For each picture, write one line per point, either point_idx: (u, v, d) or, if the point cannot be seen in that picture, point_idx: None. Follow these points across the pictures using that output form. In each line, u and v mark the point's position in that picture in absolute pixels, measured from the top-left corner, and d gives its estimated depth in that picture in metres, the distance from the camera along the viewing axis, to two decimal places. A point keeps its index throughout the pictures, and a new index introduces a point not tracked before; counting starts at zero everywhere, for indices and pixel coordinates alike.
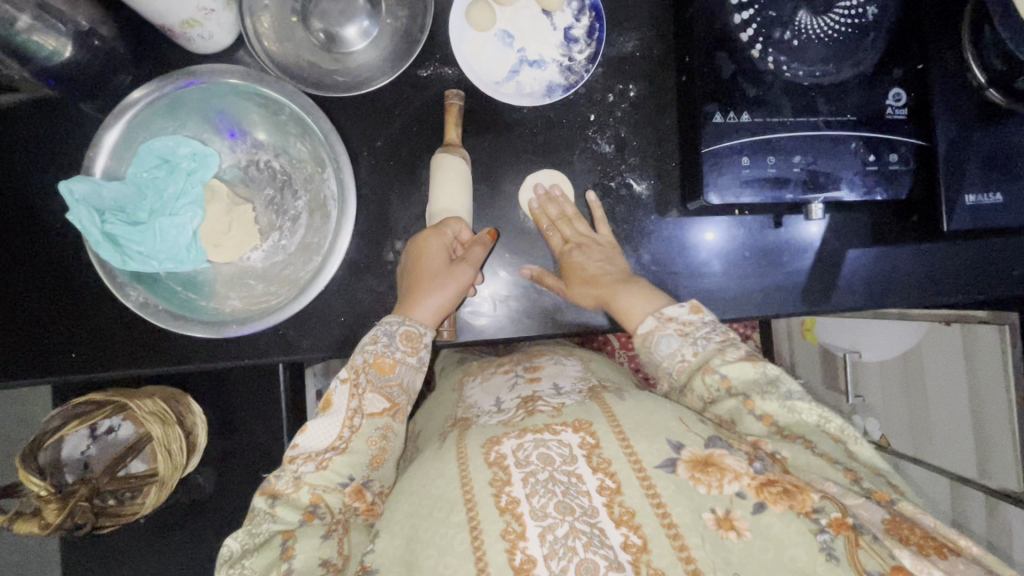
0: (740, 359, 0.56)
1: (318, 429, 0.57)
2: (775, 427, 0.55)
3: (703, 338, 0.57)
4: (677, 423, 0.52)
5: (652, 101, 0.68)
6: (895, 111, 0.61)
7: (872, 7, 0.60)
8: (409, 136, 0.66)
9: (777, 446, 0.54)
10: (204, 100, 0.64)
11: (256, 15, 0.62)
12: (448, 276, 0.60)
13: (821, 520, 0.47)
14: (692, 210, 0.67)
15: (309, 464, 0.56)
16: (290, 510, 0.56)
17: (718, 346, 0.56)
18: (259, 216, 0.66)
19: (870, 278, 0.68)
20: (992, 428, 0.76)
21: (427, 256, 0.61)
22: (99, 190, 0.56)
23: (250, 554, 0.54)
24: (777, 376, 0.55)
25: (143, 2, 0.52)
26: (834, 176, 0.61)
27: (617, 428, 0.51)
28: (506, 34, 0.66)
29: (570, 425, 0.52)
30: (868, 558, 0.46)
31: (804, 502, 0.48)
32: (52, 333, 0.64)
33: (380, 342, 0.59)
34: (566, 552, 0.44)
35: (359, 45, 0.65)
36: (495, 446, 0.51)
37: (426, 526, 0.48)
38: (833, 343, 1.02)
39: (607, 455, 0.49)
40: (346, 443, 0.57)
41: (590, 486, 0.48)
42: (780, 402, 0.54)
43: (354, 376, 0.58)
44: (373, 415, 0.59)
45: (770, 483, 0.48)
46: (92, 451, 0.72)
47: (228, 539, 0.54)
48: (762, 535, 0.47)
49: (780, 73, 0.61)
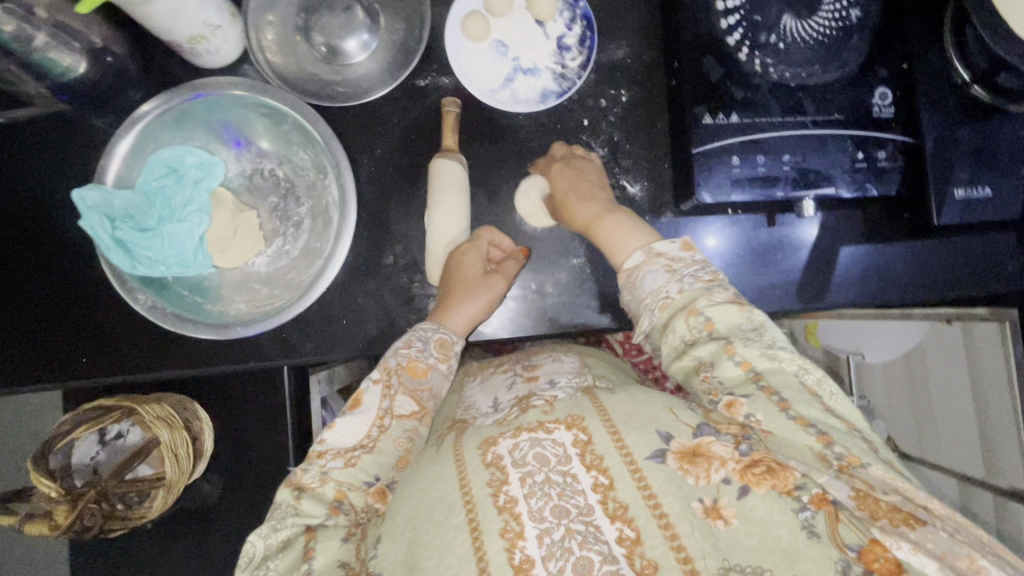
0: (727, 302, 0.56)
1: (348, 427, 0.57)
2: (752, 372, 0.54)
3: (691, 276, 0.58)
4: (667, 414, 0.53)
5: (644, 106, 0.69)
6: (882, 109, 0.62)
7: (855, 11, 0.61)
8: (406, 142, 0.68)
9: (752, 407, 0.52)
10: (209, 113, 0.67)
11: (260, 29, 0.65)
12: (481, 286, 0.64)
13: (802, 498, 0.48)
14: (684, 210, 0.69)
15: (337, 460, 0.56)
16: (315, 504, 0.54)
17: (704, 286, 0.57)
18: (263, 222, 0.68)
19: (864, 274, 0.69)
20: (999, 426, 0.75)
21: (463, 266, 0.64)
22: (109, 199, 0.59)
23: (274, 556, 0.52)
24: (761, 323, 0.56)
25: (153, 18, 0.56)
26: (825, 174, 0.62)
27: (607, 423, 0.51)
28: (500, 44, 0.68)
29: (563, 421, 0.52)
30: (847, 532, 0.47)
31: (786, 480, 0.48)
32: (66, 339, 0.66)
33: (414, 347, 0.61)
34: (563, 553, 0.45)
35: (358, 57, 0.68)
36: (491, 448, 0.51)
37: (427, 528, 0.49)
38: (836, 345, 0.98)
39: (600, 451, 0.50)
40: (375, 442, 0.57)
41: (584, 484, 0.48)
42: (761, 349, 0.54)
43: (387, 378, 0.59)
44: (403, 416, 0.59)
45: (754, 465, 0.49)
46: (101, 457, 0.73)
47: (252, 536, 0.52)
48: (749, 521, 0.47)
49: (767, 75, 0.62)
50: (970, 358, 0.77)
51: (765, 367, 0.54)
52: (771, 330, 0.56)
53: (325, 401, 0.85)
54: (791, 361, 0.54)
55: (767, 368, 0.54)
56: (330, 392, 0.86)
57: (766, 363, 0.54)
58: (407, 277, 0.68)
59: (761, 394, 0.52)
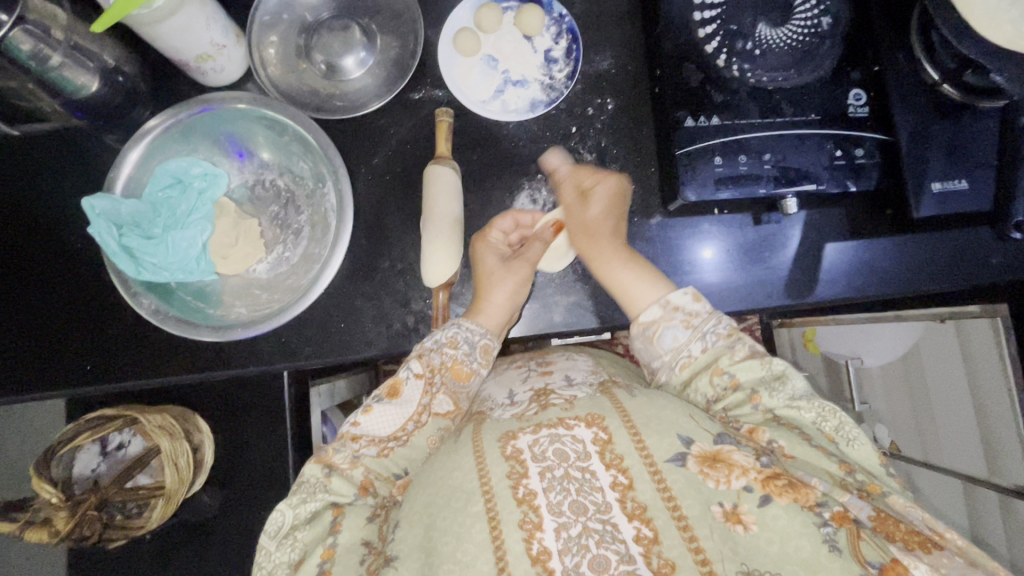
0: (748, 358, 0.59)
1: (383, 415, 0.60)
2: (770, 414, 0.58)
3: (712, 333, 0.59)
4: (688, 420, 0.54)
5: (629, 112, 0.72)
6: (856, 110, 0.65)
7: (825, 18, 0.65)
8: (402, 153, 0.71)
9: (775, 434, 0.56)
10: (213, 125, 0.70)
11: (263, 46, 0.70)
12: (505, 271, 0.66)
13: (824, 514, 0.49)
14: (674, 211, 0.71)
15: (371, 447, 0.59)
16: (345, 484, 0.57)
17: (728, 344, 0.59)
18: (264, 230, 0.71)
19: (850, 271, 0.71)
20: (1000, 431, 0.70)
21: (484, 256, 0.67)
22: (118, 207, 0.62)
23: (301, 527, 0.56)
24: (783, 372, 0.58)
25: (161, 37, 0.59)
26: (805, 171, 0.64)
27: (628, 423, 0.53)
28: (491, 58, 0.72)
29: (583, 420, 0.53)
30: (868, 549, 0.48)
31: (807, 496, 0.50)
32: (72, 345, 0.68)
33: (461, 349, 0.62)
34: (579, 549, 0.46)
35: (355, 73, 0.72)
36: (512, 441, 0.53)
37: (445, 514, 0.50)
38: (834, 351, 0.99)
39: (620, 451, 0.51)
40: (408, 435, 0.60)
41: (604, 482, 0.49)
42: (784, 399, 0.58)
43: (430, 375, 0.61)
44: (440, 414, 0.62)
45: (775, 477, 0.51)
46: (102, 468, 0.74)
47: (281, 507, 0.56)
48: (768, 528, 0.48)
49: (745, 79, 0.65)
50: (964, 356, 0.72)
51: (785, 413, 0.57)
52: (793, 377, 0.59)
53: (325, 415, 0.85)
54: (809, 409, 0.57)
55: (787, 414, 0.57)
56: (330, 407, 0.87)
57: (786, 410, 0.57)
58: (403, 282, 0.69)
59: (784, 427, 0.57)
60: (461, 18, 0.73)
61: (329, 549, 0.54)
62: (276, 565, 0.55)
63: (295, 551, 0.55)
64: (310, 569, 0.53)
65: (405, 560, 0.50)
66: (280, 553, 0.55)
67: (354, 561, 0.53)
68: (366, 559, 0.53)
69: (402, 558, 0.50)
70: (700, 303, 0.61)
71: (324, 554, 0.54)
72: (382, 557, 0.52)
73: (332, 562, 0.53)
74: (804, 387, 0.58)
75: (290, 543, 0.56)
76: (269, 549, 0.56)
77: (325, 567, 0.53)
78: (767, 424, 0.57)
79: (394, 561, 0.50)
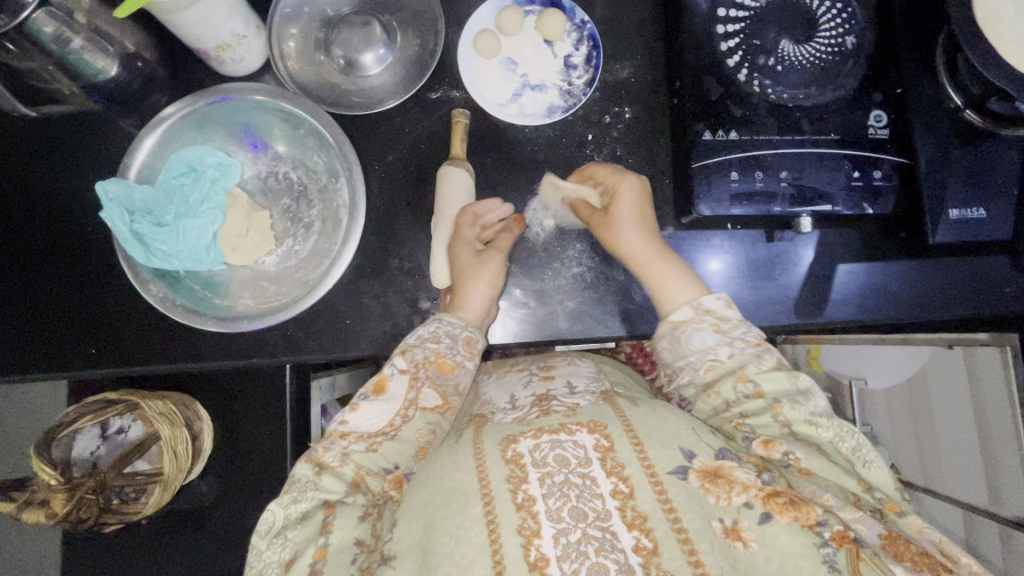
0: (773, 367, 0.57)
1: (372, 412, 0.59)
2: (787, 428, 0.56)
3: (741, 339, 0.58)
4: (689, 433, 0.54)
5: (647, 122, 0.72)
6: (877, 131, 0.64)
7: (850, 38, 0.64)
8: (416, 153, 0.71)
9: (790, 447, 0.56)
10: (230, 116, 0.70)
11: (283, 39, 0.70)
12: (479, 266, 0.65)
13: (824, 534, 0.49)
14: (685, 224, 0.71)
15: (360, 443, 0.58)
16: (335, 482, 0.57)
17: (755, 353, 0.57)
18: (275, 223, 0.71)
19: (861, 293, 0.70)
20: (1003, 460, 0.69)
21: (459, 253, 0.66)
22: (131, 193, 0.62)
23: (292, 527, 0.55)
24: (808, 387, 0.56)
25: (181, 26, 0.59)
26: (821, 191, 0.64)
27: (630, 433, 0.52)
28: (510, 61, 0.72)
29: (585, 425, 0.53)
30: (867, 569, 0.48)
31: (808, 514, 0.50)
32: (77, 329, 0.68)
33: (442, 342, 0.62)
34: (578, 556, 0.46)
35: (373, 70, 0.71)
36: (512, 444, 0.52)
37: (444, 515, 0.50)
38: (838, 370, 0.98)
39: (622, 459, 0.50)
40: (397, 430, 0.60)
41: (604, 489, 0.49)
42: (808, 414, 0.55)
43: (414, 369, 0.61)
44: (427, 408, 0.61)
45: (776, 494, 0.51)
46: (100, 451, 0.75)
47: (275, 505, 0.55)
48: (769, 547, 0.48)
49: (766, 95, 0.64)
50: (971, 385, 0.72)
51: (802, 429, 0.56)
52: (816, 395, 0.57)
53: (326, 408, 0.84)
54: (829, 428, 0.56)
55: (804, 431, 0.56)
56: (331, 401, 0.86)
57: (804, 426, 0.56)
58: (411, 281, 0.69)
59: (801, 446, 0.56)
60: (481, 19, 0.72)
61: (321, 548, 0.54)
62: (266, 564, 0.55)
63: (285, 550, 0.55)
64: (301, 569, 0.54)
65: (402, 560, 0.51)
66: (271, 551, 0.55)
67: (346, 560, 0.54)
68: (357, 558, 0.54)
69: (399, 558, 0.51)
70: (734, 309, 0.60)
71: (315, 554, 0.54)
72: (373, 556, 0.54)
73: (323, 562, 0.54)
74: (825, 404, 0.57)
75: (281, 542, 0.55)
76: (260, 548, 0.55)
77: (316, 568, 0.54)
78: (783, 438, 0.56)
79: (391, 561, 0.51)
